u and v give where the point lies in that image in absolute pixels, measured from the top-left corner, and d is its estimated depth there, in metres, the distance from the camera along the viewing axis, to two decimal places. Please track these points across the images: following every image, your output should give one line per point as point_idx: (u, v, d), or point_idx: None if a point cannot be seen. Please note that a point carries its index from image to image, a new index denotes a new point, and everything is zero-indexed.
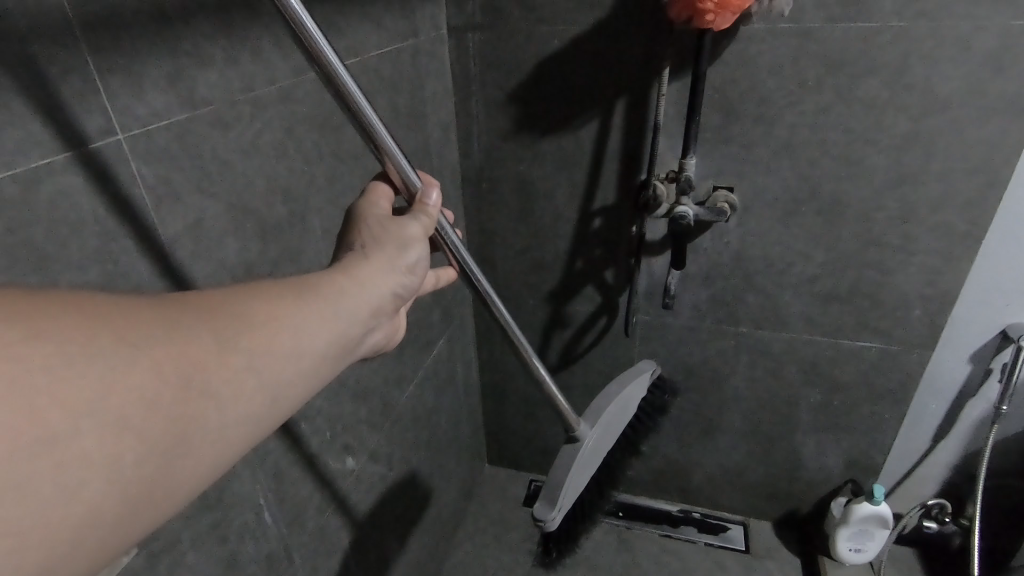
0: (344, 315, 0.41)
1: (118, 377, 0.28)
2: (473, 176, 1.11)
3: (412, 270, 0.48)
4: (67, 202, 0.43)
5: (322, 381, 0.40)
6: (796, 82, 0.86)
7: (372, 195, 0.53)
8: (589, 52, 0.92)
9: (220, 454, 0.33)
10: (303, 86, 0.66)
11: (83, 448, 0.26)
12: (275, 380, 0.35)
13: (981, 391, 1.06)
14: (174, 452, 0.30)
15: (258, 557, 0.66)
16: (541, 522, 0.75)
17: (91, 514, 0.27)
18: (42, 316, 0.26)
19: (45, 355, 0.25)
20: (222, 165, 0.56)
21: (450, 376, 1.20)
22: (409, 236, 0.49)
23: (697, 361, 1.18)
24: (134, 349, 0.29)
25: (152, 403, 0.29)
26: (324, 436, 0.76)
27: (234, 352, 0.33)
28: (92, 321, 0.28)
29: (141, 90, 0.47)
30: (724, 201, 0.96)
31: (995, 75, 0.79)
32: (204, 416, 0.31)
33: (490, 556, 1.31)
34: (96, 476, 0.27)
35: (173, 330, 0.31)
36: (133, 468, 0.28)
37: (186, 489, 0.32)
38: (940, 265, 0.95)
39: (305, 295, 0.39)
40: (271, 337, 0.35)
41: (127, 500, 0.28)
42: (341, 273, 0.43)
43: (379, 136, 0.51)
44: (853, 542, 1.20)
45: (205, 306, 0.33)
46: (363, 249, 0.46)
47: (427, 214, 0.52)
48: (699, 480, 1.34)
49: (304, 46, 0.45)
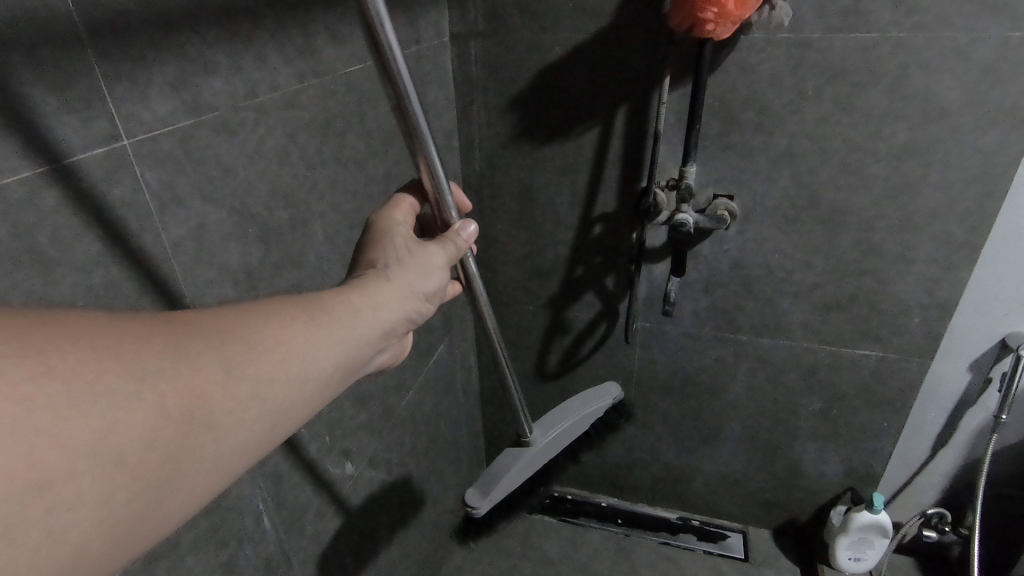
0: (351, 340, 0.42)
1: (120, 415, 0.29)
2: (474, 182, 1.12)
3: (427, 297, 0.50)
4: (73, 206, 0.44)
5: (322, 402, 0.41)
6: (796, 91, 0.87)
7: (395, 206, 0.59)
8: (590, 60, 0.93)
9: (216, 479, 0.34)
10: (307, 92, 0.66)
11: (80, 485, 0.27)
12: (277, 406, 0.37)
13: (980, 400, 1.06)
14: (170, 480, 0.31)
15: (256, 562, 0.66)
16: (470, 508, 0.82)
17: (86, 544, 0.28)
18: (53, 350, 0.27)
19: (50, 395, 0.26)
20: (225, 170, 0.56)
21: (450, 381, 1.20)
22: (430, 263, 0.51)
23: (697, 368, 1.19)
24: (140, 383, 0.30)
25: (153, 437, 0.30)
26: (323, 440, 0.76)
27: (239, 382, 0.34)
28: (101, 356, 0.29)
29: (146, 95, 0.48)
30: (724, 209, 0.96)
31: (994, 86, 0.79)
32: (204, 446, 0.33)
33: (488, 563, 1.31)
34: (89, 510, 0.28)
35: (180, 362, 0.32)
36: (127, 500, 0.30)
37: (181, 512, 0.33)
38: (940, 274, 0.95)
39: (315, 318, 0.40)
40: (277, 365, 0.36)
41: (121, 529, 0.30)
42: (353, 292, 0.44)
43: (428, 156, 0.56)
44: (853, 550, 1.20)
45: (218, 333, 0.34)
46: (376, 269, 0.48)
47: (455, 243, 0.55)
48: (698, 488, 1.34)
49: (383, 65, 0.50)
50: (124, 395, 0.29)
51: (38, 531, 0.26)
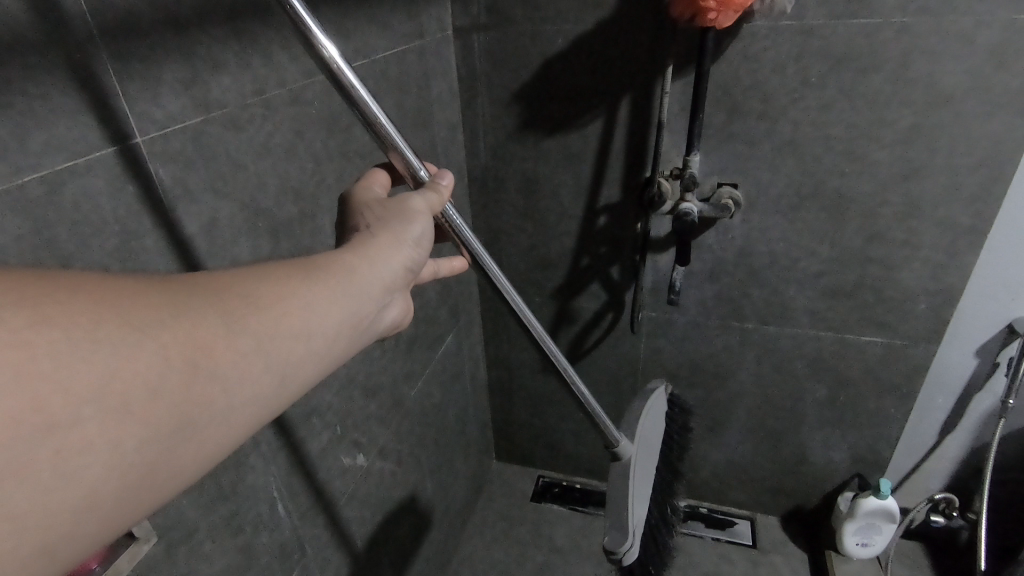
0: (352, 298, 0.42)
1: (122, 364, 0.28)
2: (479, 175, 1.12)
3: (420, 244, 0.50)
4: (91, 203, 0.45)
5: (330, 361, 0.41)
6: (799, 79, 0.87)
7: (369, 182, 0.58)
8: (593, 51, 0.93)
9: (228, 435, 0.34)
10: (313, 87, 0.67)
11: (85, 434, 0.27)
12: (283, 361, 0.36)
13: (987, 385, 1.06)
14: (180, 434, 0.31)
15: (271, 548, 0.68)
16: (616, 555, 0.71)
17: (98, 496, 0.28)
18: (48, 301, 0.27)
19: (48, 341, 0.26)
20: (235, 166, 0.58)
21: (458, 372, 1.22)
22: (410, 209, 0.51)
23: (703, 357, 1.19)
24: (140, 333, 0.29)
25: (157, 388, 0.30)
26: (334, 430, 0.78)
27: (242, 335, 0.34)
28: (97, 306, 0.29)
29: (158, 94, 0.49)
30: (727, 197, 0.97)
31: (998, 71, 0.79)
32: (211, 399, 0.32)
33: (499, 551, 1.32)
34: (98, 461, 0.28)
35: (180, 313, 0.31)
36: (137, 452, 0.29)
37: (193, 469, 0.33)
38: (945, 260, 0.95)
39: (313, 276, 0.39)
40: (279, 318, 0.36)
41: (132, 483, 0.30)
42: (351, 253, 0.44)
43: (384, 129, 0.52)
44: (860, 536, 1.20)
45: (214, 288, 0.34)
46: (372, 231, 0.48)
47: (436, 192, 0.53)
48: (705, 476, 1.35)
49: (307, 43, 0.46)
50: (125, 344, 0.29)
51: (45, 479, 0.26)
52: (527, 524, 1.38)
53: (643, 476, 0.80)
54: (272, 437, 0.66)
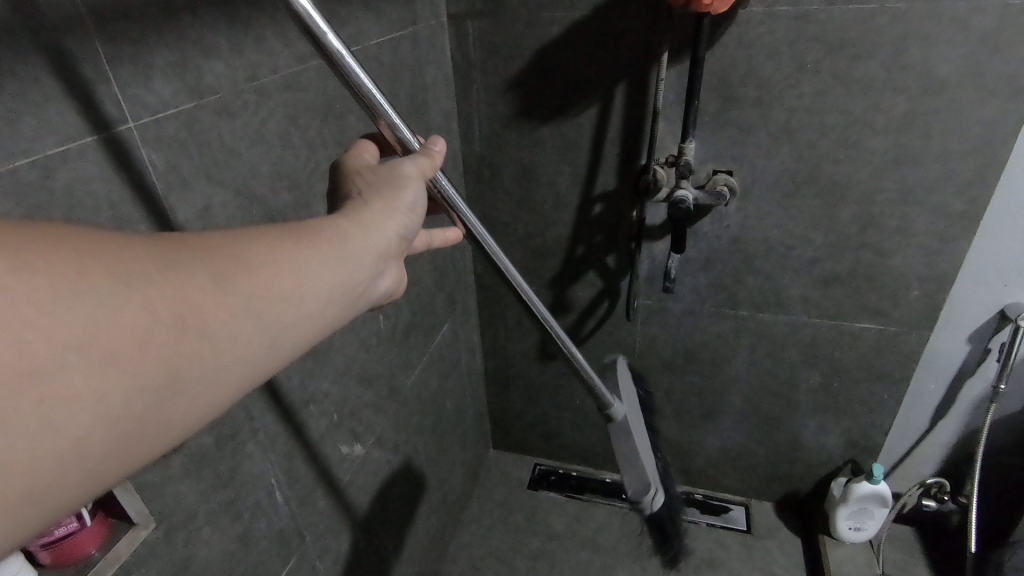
0: (341, 262, 0.42)
1: (109, 316, 0.28)
2: (474, 163, 1.12)
3: (410, 211, 0.51)
4: (83, 189, 0.45)
5: (319, 324, 0.41)
6: (794, 66, 0.87)
7: (357, 152, 0.57)
8: (588, 37, 0.93)
9: (214, 393, 0.34)
10: (306, 73, 0.67)
11: (71, 382, 0.27)
12: (272, 321, 0.37)
13: (979, 370, 1.07)
14: (168, 388, 0.32)
15: (270, 534, 0.68)
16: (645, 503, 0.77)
17: (84, 446, 0.28)
18: (32, 248, 0.27)
19: (34, 289, 0.26)
20: (229, 153, 0.57)
21: (454, 361, 1.22)
22: (400, 176, 0.51)
23: (699, 345, 1.20)
24: (126, 286, 0.29)
25: (145, 341, 0.30)
26: (332, 418, 0.78)
27: (230, 293, 0.34)
28: (81, 256, 0.28)
29: (150, 79, 0.49)
30: (723, 183, 0.97)
31: (992, 56, 0.79)
32: (200, 355, 0.33)
33: (496, 539, 1.33)
34: (84, 411, 0.28)
35: (168, 268, 0.31)
36: (124, 404, 0.29)
37: (178, 425, 0.33)
38: (939, 246, 0.96)
39: (302, 239, 0.40)
40: (269, 278, 0.36)
41: (120, 436, 0.30)
42: (342, 219, 0.45)
43: (371, 97, 0.51)
44: (853, 520, 1.22)
45: (202, 245, 0.34)
46: (363, 198, 0.48)
47: (429, 156, 0.54)
48: (701, 462, 1.36)
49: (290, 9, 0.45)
50: (112, 296, 0.29)
51: (31, 426, 0.26)
52: (524, 512, 1.39)
53: (639, 429, 0.84)
54: (269, 424, 0.66)
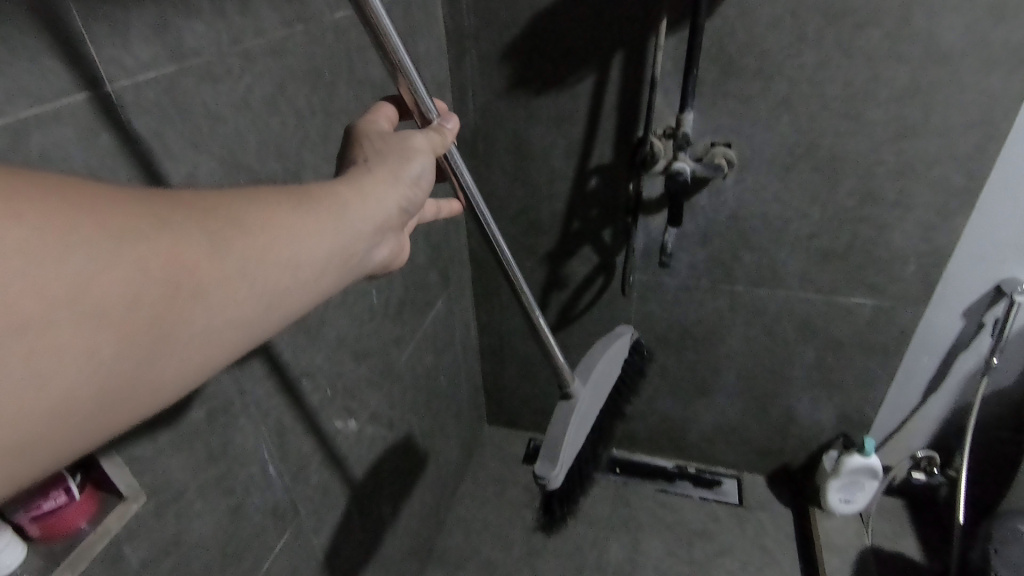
0: (345, 230, 0.42)
1: (97, 273, 0.28)
2: (468, 136, 1.10)
3: (416, 184, 0.50)
4: (59, 152, 0.43)
5: (317, 293, 0.41)
6: (795, 35, 0.85)
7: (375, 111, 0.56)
8: (584, 3, 0.90)
9: (207, 355, 0.34)
10: (293, 39, 0.65)
11: (59, 338, 0.27)
12: (270, 288, 0.36)
13: (972, 344, 1.08)
14: (159, 349, 0.31)
15: (265, 508, 0.68)
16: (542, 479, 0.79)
17: (71, 403, 0.28)
18: (18, 196, 0.26)
19: (20, 240, 0.25)
20: (214, 119, 0.56)
21: (449, 337, 1.21)
22: (412, 147, 0.51)
23: (694, 320, 1.20)
24: (117, 242, 0.29)
25: (136, 300, 0.29)
26: (325, 392, 0.77)
27: (226, 257, 0.33)
28: (70, 206, 0.28)
29: (127, 39, 0.47)
30: (721, 157, 0.96)
31: (997, 25, 0.77)
32: (193, 317, 0.32)
33: (491, 513, 1.34)
34: (70, 369, 0.28)
35: (162, 228, 0.31)
36: (113, 361, 0.29)
37: (170, 384, 0.33)
38: (937, 221, 0.95)
39: (305, 204, 0.39)
40: (268, 243, 0.36)
41: (107, 394, 0.30)
42: (346, 185, 0.44)
43: (398, 54, 0.51)
44: (843, 492, 1.23)
45: (201, 205, 0.33)
46: (369, 165, 0.47)
47: (439, 133, 0.54)
48: (694, 437, 1.37)
49: None
50: (102, 251, 0.28)
51: (16, 379, 0.26)
52: (519, 486, 1.40)
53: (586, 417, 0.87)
54: (261, 398, 0.65)
